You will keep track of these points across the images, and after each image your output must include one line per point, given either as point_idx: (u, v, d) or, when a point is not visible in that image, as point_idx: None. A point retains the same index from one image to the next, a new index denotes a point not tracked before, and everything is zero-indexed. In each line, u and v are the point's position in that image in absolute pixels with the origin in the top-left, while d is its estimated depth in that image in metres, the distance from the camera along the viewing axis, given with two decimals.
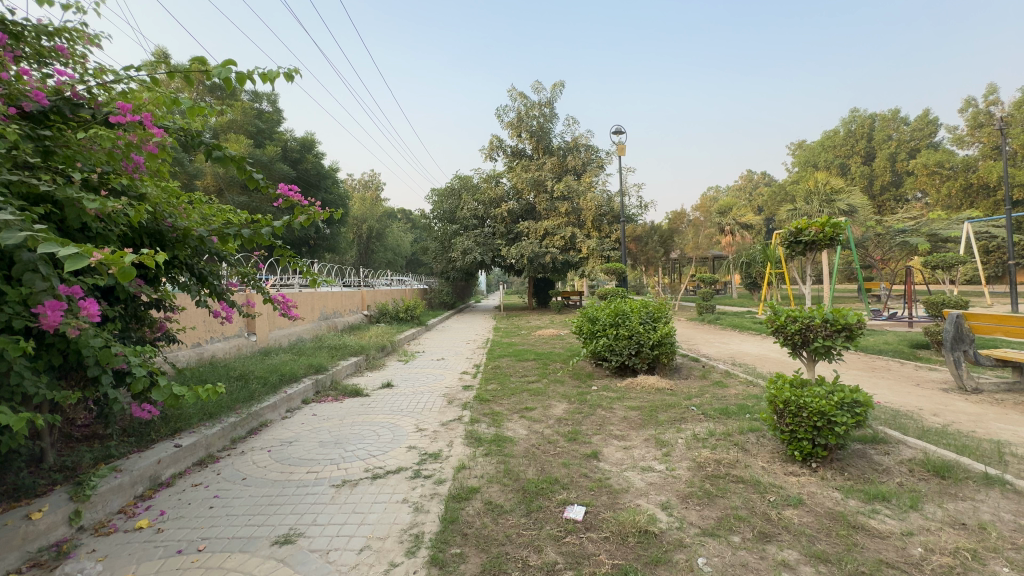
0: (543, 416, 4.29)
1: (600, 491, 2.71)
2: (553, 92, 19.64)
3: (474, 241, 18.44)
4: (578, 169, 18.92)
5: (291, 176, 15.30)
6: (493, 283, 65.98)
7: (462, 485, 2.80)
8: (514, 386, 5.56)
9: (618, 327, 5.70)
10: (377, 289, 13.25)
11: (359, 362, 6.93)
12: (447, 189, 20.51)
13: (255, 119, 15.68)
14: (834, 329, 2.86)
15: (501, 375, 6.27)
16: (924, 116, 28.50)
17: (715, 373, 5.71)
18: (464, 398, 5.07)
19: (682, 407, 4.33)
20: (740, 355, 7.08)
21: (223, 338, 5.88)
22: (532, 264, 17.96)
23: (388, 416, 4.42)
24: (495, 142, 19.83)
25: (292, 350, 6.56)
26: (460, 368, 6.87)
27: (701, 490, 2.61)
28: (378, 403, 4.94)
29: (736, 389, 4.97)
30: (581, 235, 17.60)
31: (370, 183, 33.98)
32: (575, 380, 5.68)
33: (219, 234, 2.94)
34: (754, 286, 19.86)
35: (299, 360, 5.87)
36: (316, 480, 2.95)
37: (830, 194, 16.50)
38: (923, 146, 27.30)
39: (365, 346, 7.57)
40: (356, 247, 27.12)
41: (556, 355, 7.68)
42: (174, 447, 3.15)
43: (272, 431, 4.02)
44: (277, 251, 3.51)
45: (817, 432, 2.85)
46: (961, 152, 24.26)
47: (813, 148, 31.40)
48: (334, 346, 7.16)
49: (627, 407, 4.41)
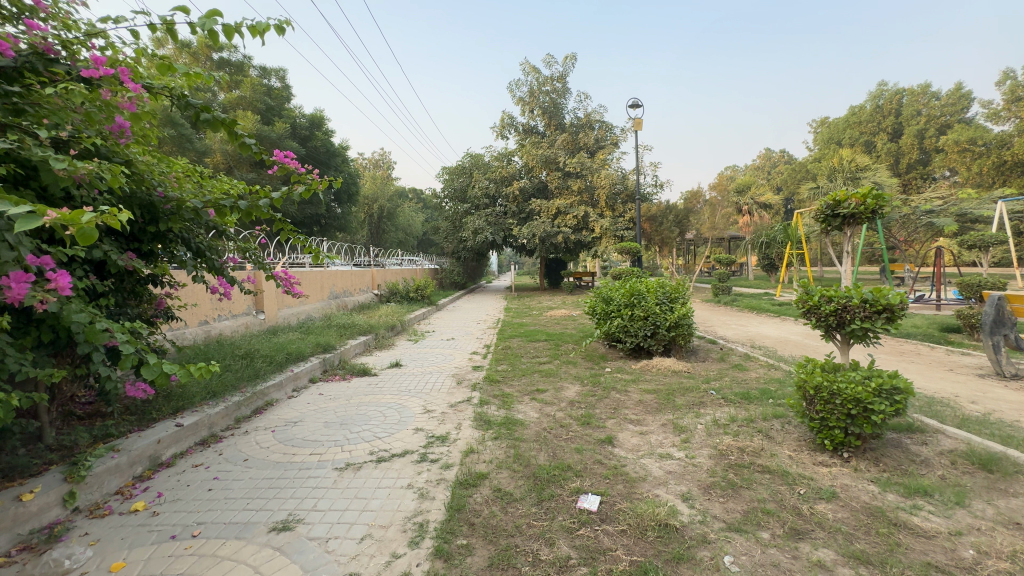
0: (554, 399, 4.15)
1: (616, 479, 2.55)
2: (565, 65, 19.05)
3: (485, 220, 18.20)
4: (592, 147, 18.47)
5: (300, 152, 15.17)
6: (505, 264, 65.73)
7: (469, 471, 2.66)
8: (525, 367, 5.42)
9: (634, 308, 5.49)
10: (388, 268, 13.17)
11: (369, 341, 6.85)
12: (458, 167, 20.19)
13: (264, 96, 15.46)
14: (874, 311, 2.61)
15: (512, 355, 6.15)
16: (956, 90, 27.26)
17: (734, 356, 5.50)
18: (473, 379, 4.96)
19: (700, 391, 4.14)
20: (759, 338, 6.85)
21: (231, 316, 5.88)
22: (544, 244, 17.69)
23: (395, 396, 4.32)
24: (506, 119, 19.42)
25: (301, 328, 6.52)
26: (470, 348, 6.76)
27: (724, 480, 2.45)
28: (386, 383, 4.85)
29: (756, 373, 4.77)
30: (594, 214, 17.25)
31: (381, 162, 33.77)
32: (588, 361, 5.53)
33: (215, 206, 2.78)
34: (772, 267, 19.37)
35: (307, 339, 5.80)
36: (319, 463, 2.85)
37: (854, 172, 15.88)
38: (954, 121, 26.15)
39: (374, 325, 7.49)
40: (368, 227, 27.08)
41: (568, 336, 7.52)
42: (174, 427, 3.06)
43: (278, 411, 3.93)
44: (279, 226, 3.35)
45: (851, 420, 2.65)
46: (994, 129, 23.22)
47: (837, 124, 30.33)
48: (343, 325, 7.10)
49: (643, 390, 4.25)
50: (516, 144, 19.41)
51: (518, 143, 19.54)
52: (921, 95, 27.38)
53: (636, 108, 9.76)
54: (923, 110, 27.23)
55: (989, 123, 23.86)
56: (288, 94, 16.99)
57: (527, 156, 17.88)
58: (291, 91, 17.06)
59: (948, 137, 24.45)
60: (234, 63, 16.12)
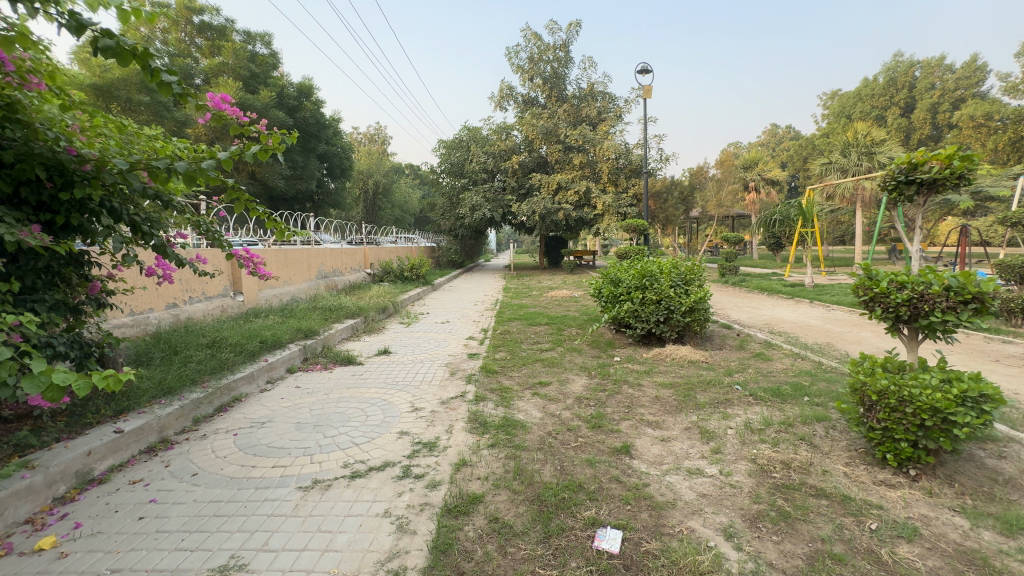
0: (559, 394, 3.68)
1: (640, 505, 2.09)
2: (568, 33, 18.11)
3: (483, 196, 17.50)
4: (594, 119, 17.68)
5: (288, 123, 14.41)
6: (504, 243, 64.93)
7: (460, 493, 2.20)
8: (525, 355, 4.95)
9: (645, 292, 4.98)
10: (382, 246, 12.59)
11: (357, 325, 6.37)
12: (456, 140, 19.41)
13: (248, 62, 14.58)
14: (960, 301, 2.11)
15: (511, 341, 5.68)
16: (972, 62, 26.25)
17: (754, 343, 5.04)
18: (469, 369, 4.49)
19: (723, 386, 3.68)
20: (776, 323, 6.37)
21: (204, 299, 5.47)
22: (544, 221, 17.06)
23: (379, 390, 3.85)
24: (506, 89, 18.58)
25: (283, 311, 6.04)
26: (466, 333, 6.26)
27: (774, 509, 1.99)
28: (371, 374, 4.38)
29: (782, 363, 4.30)
30: (596, 190, 16.62)
31: (376, 137, 32.82)
32: (594, 349, 5.06)
33: (146, 167, 2.23)
34: (778, 245, 18.83)
35: (288, 323, 5.31)
36: (281, 480, 2.38)
37: (869, 146, 15.21)
38: (969, 95, 25.28)
39: (364, 307, 7.00)
40: (362, 203, 26.33)
41: (571, 320, 7.04)
42: (112, 433, 2.58)
43: (245, 409, 3.46)
44: (235, 196, 2.70)
45: (923, 433, 2.19)
46: (1011, 103, 22.42)
47: (847, 97, 29.37)
48: (329, 307, 6.62)
49: (659, 385, 3.78)
50: (515, 116, 18.61)
51: (517, 115, 18.72)
52: (936, 67, 26.39)
53: (645, 72, 9.04)
54: (937, 83, 26.29)
55: (1006, 97, 23.03)
56: (275, 62, 16.10)
57: (527, 128, 17.08)
58: (278, 58, 16.15)
59: (962, 111, 23.62)
60: (216, 28, 15.24)
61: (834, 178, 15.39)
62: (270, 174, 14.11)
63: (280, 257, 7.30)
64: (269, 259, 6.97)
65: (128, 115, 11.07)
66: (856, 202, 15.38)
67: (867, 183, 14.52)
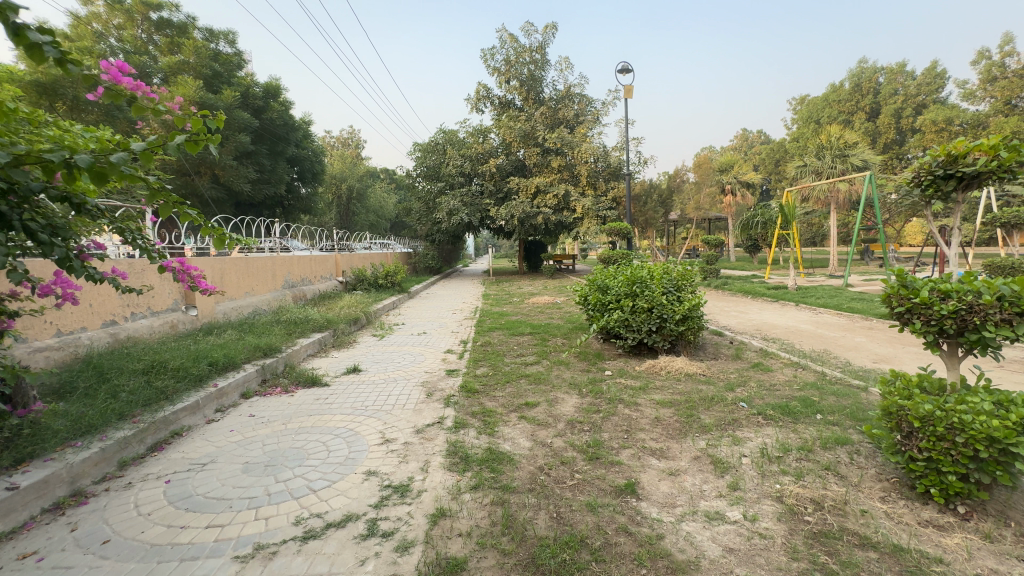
0: (549, 417, 3.31)
1: (657, 566, 1.72)
2: (544, 35, 17.90)
3: (460, 201, 17.08)
4: (572, 122, 17.49)
5: (254, 125, 13.72)
6: (482, 247, 64.44)
7: (438, 559, 1.79)
8: (509, 371, 4.57)
9: (636, 300, 4.67)
10: (355, 253, 12.02)
11: (324, 339, 5.86)
12: (431, 143, 18.97)
13: (209, 61, 13.84)
14: (1018, 314, 1.82)
15: (494, 355, 5.28)
16: (932, 69, 27.20)
17: (750, 352, 4.78)
18: (447, 388, 4.08)
19: (727, 404, 3.36)
20: (767, 328, 6.15)
21: (148, 315, 4.92)
22: (523, 226, 16.73)
23: (344, 417, 3.40)
24: (482, 91, 18.25)
25: (241, 326, 5.50)
26: (445, 346, 5.83)
27: (819, 569, 1.65)
28: (337, 397, 3.92)
29: (783, 374, 4.03)
30: (576, 193, 16.41)
31: (350, 141, 32.08)
32: (582, 362, 4.71)
33: (35, 160, 1.77)
34: (755, 247, 19.03)
35: (244, 340, 4.79)
36: (214, 547, 1.93)
37: (843, 149, 15.44)
38: (930, 101, 26.20)
39: (332, 319, 6.49)
40: (335, 208, 25.55)
41: (555, 329, 6.68)
42: (3, 491, 2.09)
43: (185, 446, 2.97)
44: (162, 197, 2.23)
45: (975, 466, 1.90)
46: (970, 108, 23.27)
47: (815, 103, 30.06)
48: (295, 320, 6.09)
49: (657, 403, 3.45)
50: (492, 119, 18.28)
51: (494, 118, 18.39)
52: (898, 74, 27.27)
53: (626, 72, 8.81)
54: (899, 89, 27.15)
55: (965, 103, 23.89)
56: (240, 62, 15.37)
57: (504, 131, 16.76)
58: (242, 57, 15.43)
59: (924, 116, 24.41)
60: (175, 25, 14.46)
61: (809, 181, 15.55)
62: (235, 178, 13.38)
63: (241, 265, 6.75)
64: (228, 269, 6.40)
65: (75, 115, 10.25)
66: (831, 204, 15.57)
67: (841, 185, 14.69)
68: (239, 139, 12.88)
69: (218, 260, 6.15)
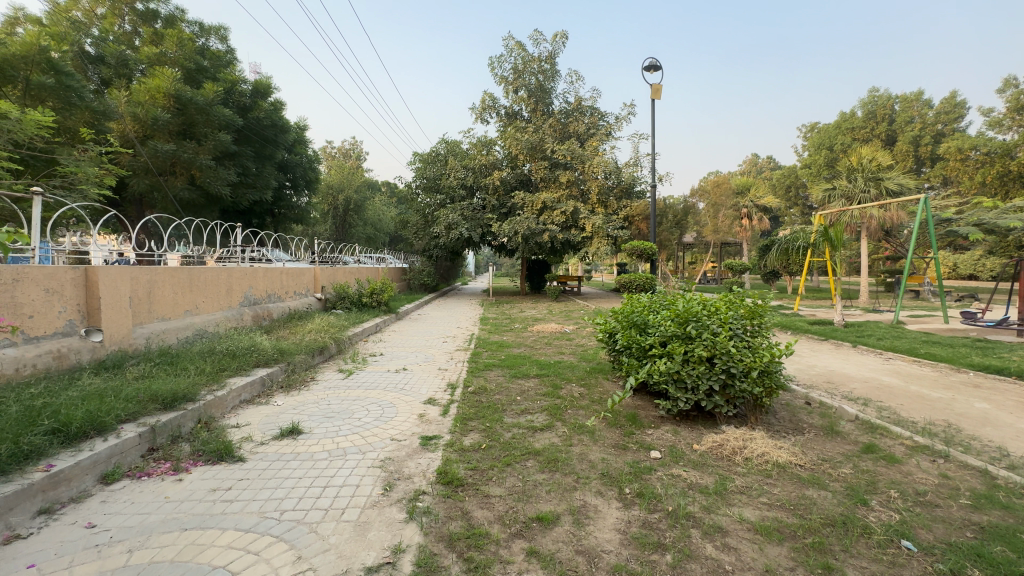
0: (584, 557, 1.93)
1: None
2: (555, 44, 16.95)
3: (460, 215, 15.94)
4: (582, 136, 16.41)
5: (238, 124, 12.59)
6: (483, 266, 63.76)
7: None
8: (510, 443, 3.20)
9: (690, 346, 3.32)
10: (339, 267, 10.73)
11: (269, 375, 4.51)
12: (432, 154, 17.99)
13: (196, 55, 12.69)
14: None
15: (489, 411, 3.90)
16: (950, 99, 26.36)
17: (850, 426, 3.43)
18: (419, 475, 2.69)
19: (878, 540, 2.00)
20: (843, 381, 4.78)
21: (20, 344, 3.63)
22: (527, 243, 15.49)
23: (235, 543, 2.02)
24: (487, 100, 17.24)
25: (156, 361, 4.16)
26: (426, 393, 4.42)
27: None
28: (248, 488, 2.54)
29: (927, 471, 2.68)
30: (585, 210, 15.23)
31: (352, 152, 31.33)
32: (613, 430, 3.34)
33: None
34: (774, 274, 17.84)
35: (143, 384, 3.42)
36: None
37: (876, 172, 14.33)
38: (950, 129, 25.36)
39: (287, 350, 5.13)
40: (331, 219, 24.45)
41: (569, 370, 5.34)
42: None
43: None
44: None
45: None
46: (996, 137, 22.26)
47: (829, 130, 28.31)
48: (235, 348, 4.72)
49: (760, 531, 2.08)
50: (497, 130, 17.23)
51: (500, 129, 17.32)
52: (914, 102, 26.43)
53: (654, 68, 7.61)
54: (916, 117, 26.25)
55: (988, 132, 22.92)
56: (231, 59, 14.32)
57: (510, 142, 15.68)
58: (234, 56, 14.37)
59: (946, 144, 23.42)
60: (163, 17, 13.43)
61: (839, 205, 14.36)
62: (214, 180, 12.14)
63: (181, 278, 5.47)
64: (161, 281, 5.14)
65: (27, 100, 9.02)
66: (862, 230, 14.37)
67: (874, 211, 13.50)
68: (219, 139, 11.71)
69: (145, 270, 4.88)
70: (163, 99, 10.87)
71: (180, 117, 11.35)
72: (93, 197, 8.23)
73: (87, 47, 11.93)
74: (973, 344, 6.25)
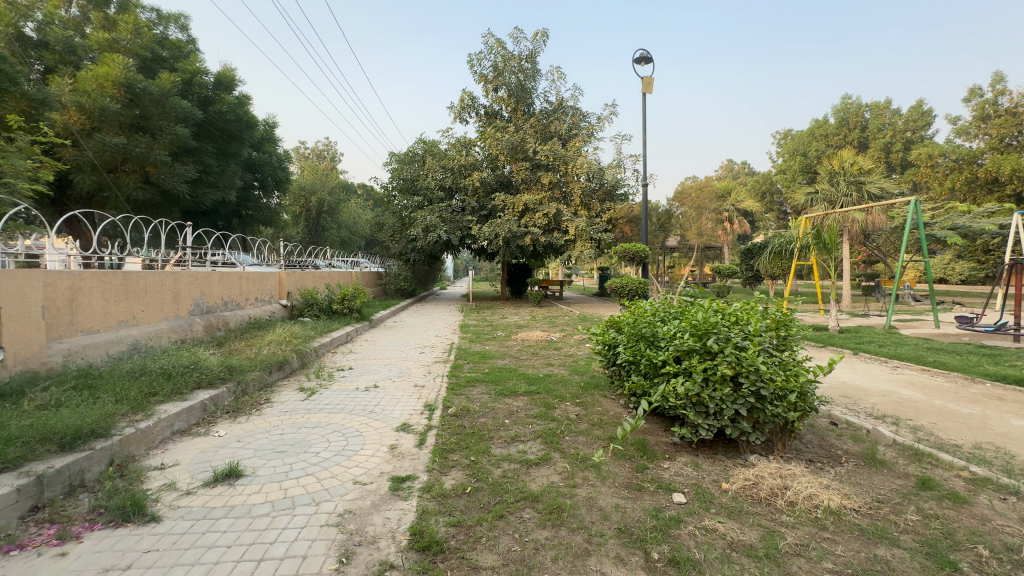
0: None
1: None
2: (535, 43, 16.53)
3: (438, 217, 15.30)
4: (564, 137, 15.99)
5: (197, 118, 11.68)
6: (461, 271, 63.07)
7: None
8: (501, 483, 2.64)
9: (712, 363, 2.83)
10: (308, 271, 9.98)
11: (212, 399, 3.81)
12: (409, 154, 17.31)
13: (151, 42, 11.72)
14: None
15: (474, 439, 3.31)
16: (917, 107, 27.06)
17: (891, 453, 2.99)
18: (386, 539, 2.08)
19: None
20: (861, 395, 4.36)
21: None
22: (508, 247, 14.96)
23: None
24: (466, 99, 16.67)
25: (69, 384, 3.43)
26: (399, 417, 3.80)
27: None
28: (153, 567, 1.89)
29: (1007, 516, 2.22)
30: (568, 212, 14.77)
31: (325, 153, 30.31)
32: (622, 465, 2.81)
33: None
34: (756, 278, 17.75)
35: (37, 418, 2.71)
36: None
37: (857, 176, 14.31)
38: (918, 137, 25.97)
39: (237, 367, 4.42)
40: (303, 222, 23.44)
41: (560, 385, 4.81)
42: None
43: None
44: None
45: None
46: (963, 145, 22.84)
47: (800, 135, 29.11)
48: (172, 366, 4.01)
49: None
50: (476, 130, 16.66)
51: (480, 129, 16.75)
52: (884, 110, 26.99)
53: (644, 61, 7.18)
54: (886, 125, 26.81)
55: (955, 140, 23.51)
56: (193, 49, 13.37)
57: (490, 142, 15.14)
58: (196, 46, 13.43)
59: (916, 151, 23.94)
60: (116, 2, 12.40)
61: (822, 209, 14.30)
62: (170, 177, 11.23)
63: (113, 284, 4.72)
64: (87, 288, 4.41)
65: None
66: (844, 234, 14.32)
67: (857, 214, 13.44)
68: (176, 133, 10.82)
69: (65, 275, 4.15)
70: (112, 88, 9.93)
71: (132, 109, 10.41)
72: (22, 192, 7.30)
73: (27, 30, 10.86)
74: (978, 351, 5.98)
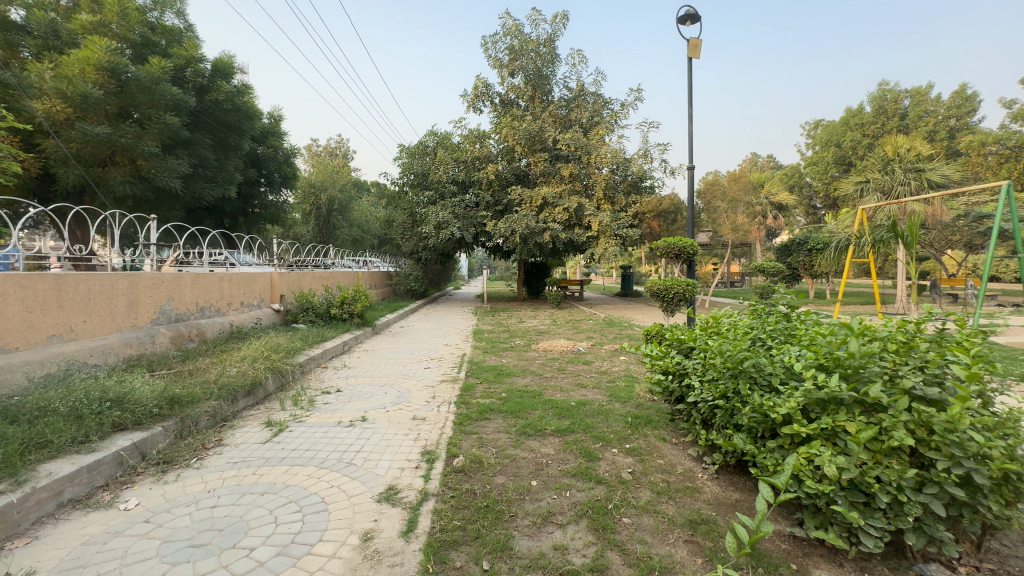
0: None
1: None
2: (554, 26, 15.38)
3: (451, 212, 14.28)
4: (584, 126, 14.77)
5: (191, 106, 10.76)
6: (475, 270, 62.31)
7: None
8: None
9: (884, 425, 1.70)
10: (305, 271, 9.02)
11: (134, 447, 2.81)
12: (419, 147, 16.32)
13: (142, 26, 10.87)
14: None
15: (487, 522, 2.23)
16: (961, 92, 25.09)
17: None
18: None
19: None
20: None
21: None
22: (525, 244, 13.86)
23: None
24: (480, 87, 15.61)
25: None
26: (384, 476, 2.74)
27: None
28: None
29: None
30: (590, 207, 13.56)
31: (337, 151, 29.58)
32: None
33: None
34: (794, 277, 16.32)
35: None
36: None
37: (916, 163, 12.84)
38: (963, 125, 24.06)
39: (181, 399, 3.42)
40: (313, 221, 22.68)
41: (600, 418, 3.71)
42: None
43: None
44: None
45: None
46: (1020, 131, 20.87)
47: (833, 126, 27.04)
48: (87, 401, 3.01)
49: None
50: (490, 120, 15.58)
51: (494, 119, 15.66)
52: (925, 96, 24.99)
53: (691, 20, 6.00)
54: (928, 112, 24.82)
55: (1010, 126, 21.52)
56: (190, 36, 12.54)
57: (506, 132, 14.04)
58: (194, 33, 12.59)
59: (964, 139, 22.02)
60: None
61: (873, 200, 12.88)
62: (161, 171, 10.37)
63: (42, 290, 3.80)
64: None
65: None
66: None
67: (916, 206, 11.99)
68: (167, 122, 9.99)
69: None
70: (95, 73, 9.15)
71: (120, 97, 9.64)
72: None
73: (13, 16, 10.18)
74: None
